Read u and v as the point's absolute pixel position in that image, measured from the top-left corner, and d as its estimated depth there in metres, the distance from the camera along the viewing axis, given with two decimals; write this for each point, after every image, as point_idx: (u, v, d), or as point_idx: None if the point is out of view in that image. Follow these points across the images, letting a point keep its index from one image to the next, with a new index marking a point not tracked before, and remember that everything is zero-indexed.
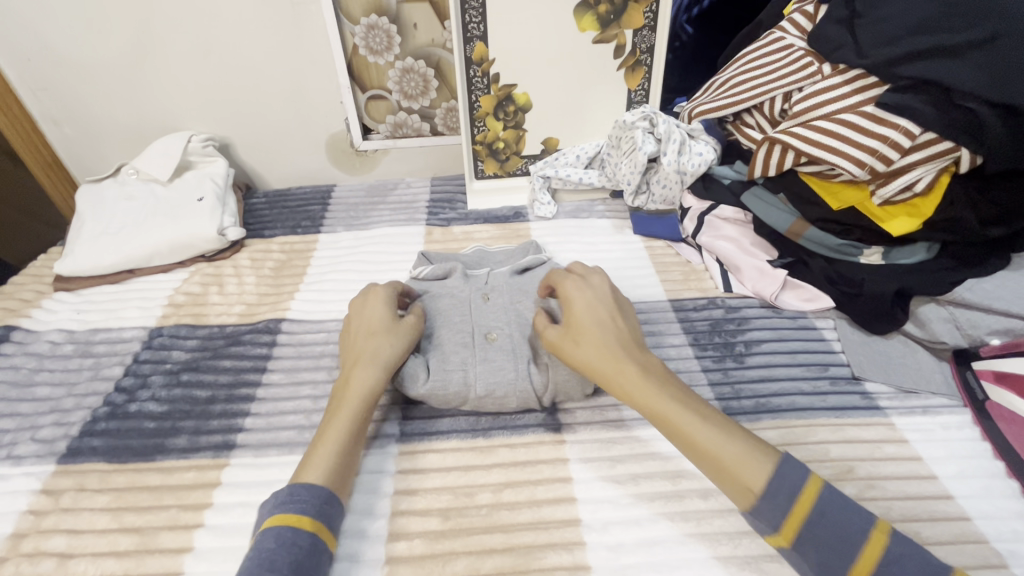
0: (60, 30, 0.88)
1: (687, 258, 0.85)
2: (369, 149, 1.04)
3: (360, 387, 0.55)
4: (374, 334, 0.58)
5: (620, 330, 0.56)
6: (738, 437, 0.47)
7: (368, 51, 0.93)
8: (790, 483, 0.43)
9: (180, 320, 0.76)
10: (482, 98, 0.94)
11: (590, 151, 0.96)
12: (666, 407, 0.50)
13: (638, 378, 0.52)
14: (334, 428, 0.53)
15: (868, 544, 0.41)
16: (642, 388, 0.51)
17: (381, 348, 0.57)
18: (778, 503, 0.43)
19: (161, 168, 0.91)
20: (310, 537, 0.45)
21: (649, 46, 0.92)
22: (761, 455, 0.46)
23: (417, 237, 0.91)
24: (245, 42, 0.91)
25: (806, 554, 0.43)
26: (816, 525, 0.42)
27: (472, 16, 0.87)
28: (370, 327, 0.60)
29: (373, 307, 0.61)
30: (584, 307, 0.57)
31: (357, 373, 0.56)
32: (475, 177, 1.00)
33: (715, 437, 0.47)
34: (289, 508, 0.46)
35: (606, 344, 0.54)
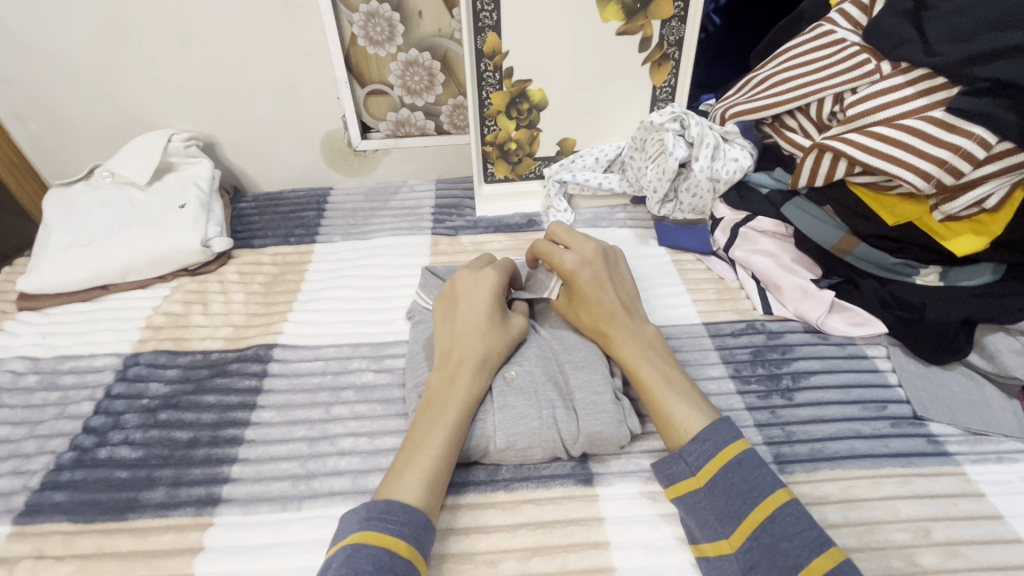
0: (20, 11, 0.78)
1: (720, 274, 0.78)
2: (368, 148, 0.95)
3: (468, 390, 0.52)
4: (485, 332, 0.55)
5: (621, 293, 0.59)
6: (693, 399, 0.52)
7: (367, 42, 0.84)
8: (719, 437, 0.47)
9: (159, 345, 0.68)
10: (493, 95, 0.86)
11: (611, 154, 0.89)
12: (643, 363, 0.54)
13: (626, 332, 0.57)
14: (440, 430, 0.49)
15: (769, 498, 0.43)
16: (628, 345, 0.56)
17: (490, 347, 0.55)
18: (705, 448, 0.47)
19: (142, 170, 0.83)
20: (406, 564, 0.41)
21: (678, 39, 0.83)
22: (706, 414, 0.50)
23: (422, 248, 0.83)
24: (229, 28, 0.81)
25: (712, 502, 0.45)
26: (730, 474, 0.45)
27: (484, 4, 0.78)
28: (476, 321, 0.56)
29: (483, 297, 0.58)
30: (595, 271, 0.59)
31: (463, 373, 0.53)
32: (485, 180, 0.92)
33: (672, 390, 0.52)
34: (387, 529, 0.42)
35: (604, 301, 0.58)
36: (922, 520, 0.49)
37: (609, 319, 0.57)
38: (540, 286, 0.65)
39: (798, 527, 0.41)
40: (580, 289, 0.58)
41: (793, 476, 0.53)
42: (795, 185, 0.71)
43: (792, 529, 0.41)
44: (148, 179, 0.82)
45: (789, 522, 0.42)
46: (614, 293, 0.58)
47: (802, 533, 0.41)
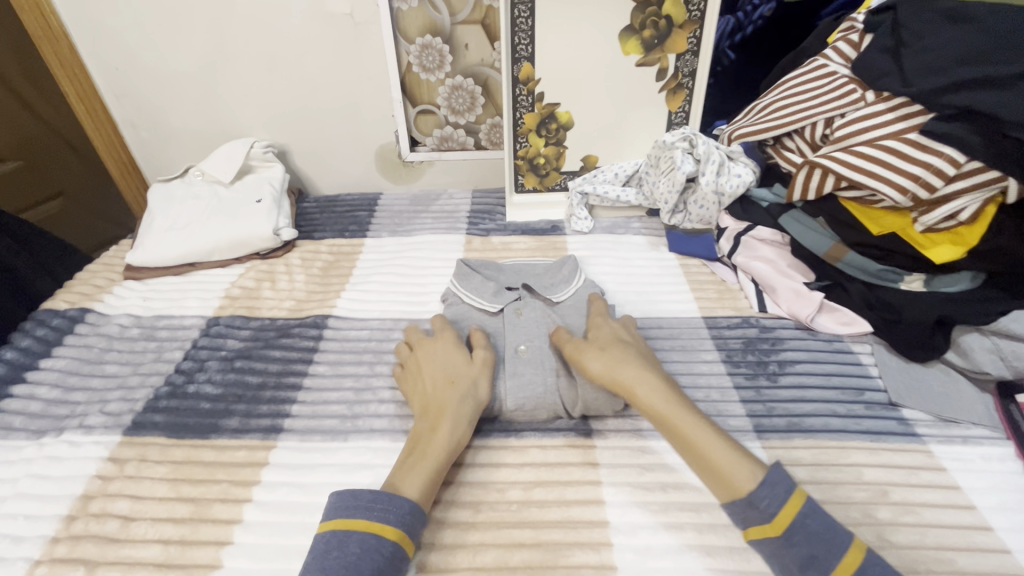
0: (139, 40, 0.94)
1: (722, 278, 0.86)
2: (415, 160, 1.08)
3: (446, 437, 0.55)
4: (455, 384, 0.59)
5: (634, 347, 0.62)
6: (736, 448, 0.52)
7: (421, 69, 0.98)
8: (785, 482, 0.47)
9: (235, 311, 0.81)
10: (526, 115, 0.98)
11: (629, 170, 1.00)
12: (677, 415, 0.54)
13: (650, 383, 0.57)
14: (425, 470, 0.52)
15: (854, 548, 0.44)
16: (656, 396, 0.56)
17: (465, 397, 0.58)
18: (773, 491, 0.47)
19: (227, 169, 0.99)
20: (392, 545, 0.46)
21: (691, 70, 0.94)
22: (754, 463, 0.50)
23: (457, 245, 0.95)
24: (307, 57, 0.96)
25: (792, 550, 0.45)
26: (808, 522, 0.45)
27: (522, 38, 0.91)
28: (446, 375, 0.60)
29: (445, 355, 0.62)
30: (611, 329, 0.65)
31: (445, 423, 0.56)
32: (516, 190, 1.04)
33: (718, 440, 0.52)
34: (370, 515, 0.47)
35: (624, 353, 0.60)
36: (883, 484, 0.56)
37: (631, 368, 0.58)
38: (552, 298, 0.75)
39: None
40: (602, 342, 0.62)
41: (769, 442, 0.60)
42: (790, 198, 0.80)
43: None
44: (231, 178, 0.98)
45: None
46: (631, 348, 0.61)
47: None
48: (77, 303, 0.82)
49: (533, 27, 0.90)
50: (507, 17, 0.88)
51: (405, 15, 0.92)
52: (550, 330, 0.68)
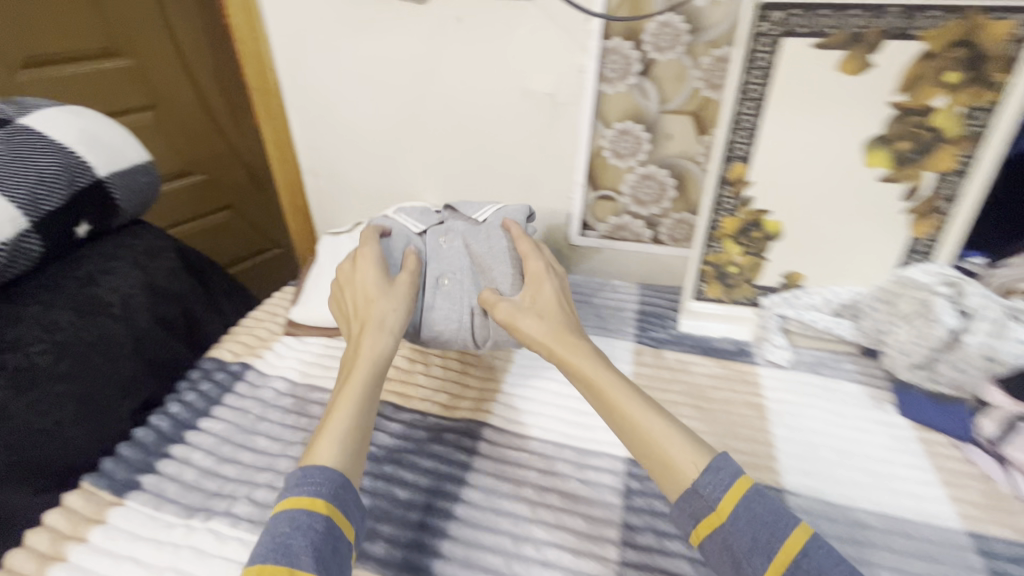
0: (342, 98, 0.96)
1: (986, 471, 0.65)
2: (582, 244, 1.00)
3: (371, 349, 0.64)
4: (375, 300, 0.69)
5: (570, 314, 0.71)
6: (675, 426, 0.56)
7: (611, 154, 0.90)
8: (730, 469, 0.50)
9: (387, 396, 0.76)
10: (725, 219, 0.85)
11: (844, 296, 0.84)
12: (610, 389, 0.60)
13: (578, 353, 0.65)
14: (352, 397, 0.59)
15: (797, 530, 0.45)
16: (583, 366, 0.63)
17: (382, 314, 0.68)
18: (718, 479, 0.49)
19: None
20: (325, 520, 0.48)
21: (952, 195, 0.76)
22: (701, 450, 0.53)
23: (625, 355, 0.84)
24: (496, 130, 0.92)
25: (737, 536, 0.46)
26: (751, 505, 0.47)
27: (741, 136, 0.79)
28: (371, 290, 0.70)
29: (364, 275, 0.72)
30: (548, 292, 0.72)
31: (367, 339, 0.65)
32: (694, 295, 0.91)
33: (648, 414, 0.57)
34: (301, 492, 0.49)
35: (560, 324, 0.69)
36: None
37: (559, 339, 0.66)
38: (488, 235, 0.79)
39: (832, 558, 0.44)
40: (540, 309, 0.70)
41: None
42: None
43: (826, 559, 0.43)
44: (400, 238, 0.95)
45: (823, 553, 0.44)
46: (560, 316, 0.70)
47: (838, 563, 0.43)
48: (241, 355, 0.82)
49: (757, 125, 0.78)
50: (730, 114, 0.77)
51: (609, 99, 0.84)
52: (469, 258, 0.78)
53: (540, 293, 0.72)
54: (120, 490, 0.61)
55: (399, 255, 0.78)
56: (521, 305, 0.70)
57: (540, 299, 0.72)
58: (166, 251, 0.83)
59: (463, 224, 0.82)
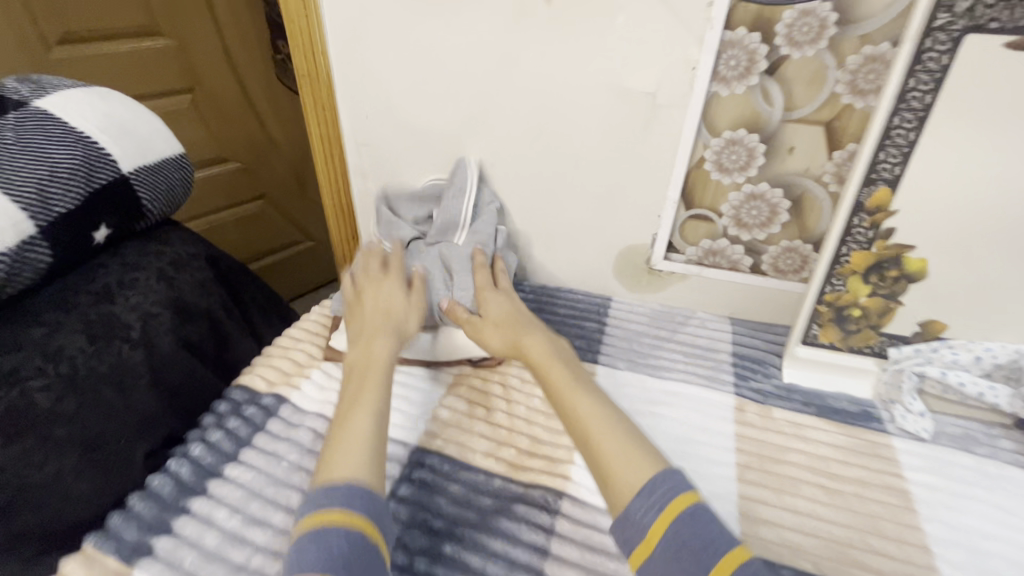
0: (400, 91, 0.84)
1: None
2: (665, 269, 0.86)
3: (382, 353, 0.66)
4: (388, 313, 0.72)
5: (525, 317, 0.73)
6: (631, 433, 0.55)
7: (715, 168, 0.76)
8: (673, 486, 0.48)
9: (444, 447, 0.64)
10: (854, 253, 0.71)
11: (1001, 356, 0.68)
12: (568, 393, 0.61)
13: (539, 353, 0.67)
14: (362, 401, 0.59)
15: (729, 554, 0.44)
16: (540, 367, 0.65)
17: (391, 323, 0.71)
18: (652, 501, 0.47)
19: (455, 229, 0.84)
20: (358, 533, 0.46)
21: None
22: (654, 464, 0.51)
23: (724, 410, 0.70)
24: (577, 134, 0.79)
25: (670, 563, 0.44)
26: (681, 529, 0.45)
27: (890, 155, 0.64)
28: (382, 305, 0.73)
29: (383, 291, 0.74)
30: (505, 300, 0.75)
31: (378, 343, 0.67)
32: (803, 340, 0.76)
33: (605, 417, 0.57)
34: (330, 507, 0.47)
35: (516, 325, 0.71)
36: None
37: (517, 341, 0.69)
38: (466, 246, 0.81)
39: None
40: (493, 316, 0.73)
41: None
42: None
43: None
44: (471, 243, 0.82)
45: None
46: (523, 319, 0.72)
47: None
48: (275, 384, 0.71)
49: (914, 144, 0.63)
50: (880, 127, 0.63)
51: (721, 102, 0.71)
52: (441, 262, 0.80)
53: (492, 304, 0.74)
54: (130, 558, 0.51)
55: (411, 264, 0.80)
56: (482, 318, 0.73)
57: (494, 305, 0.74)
58: (195, 262, 0.74)
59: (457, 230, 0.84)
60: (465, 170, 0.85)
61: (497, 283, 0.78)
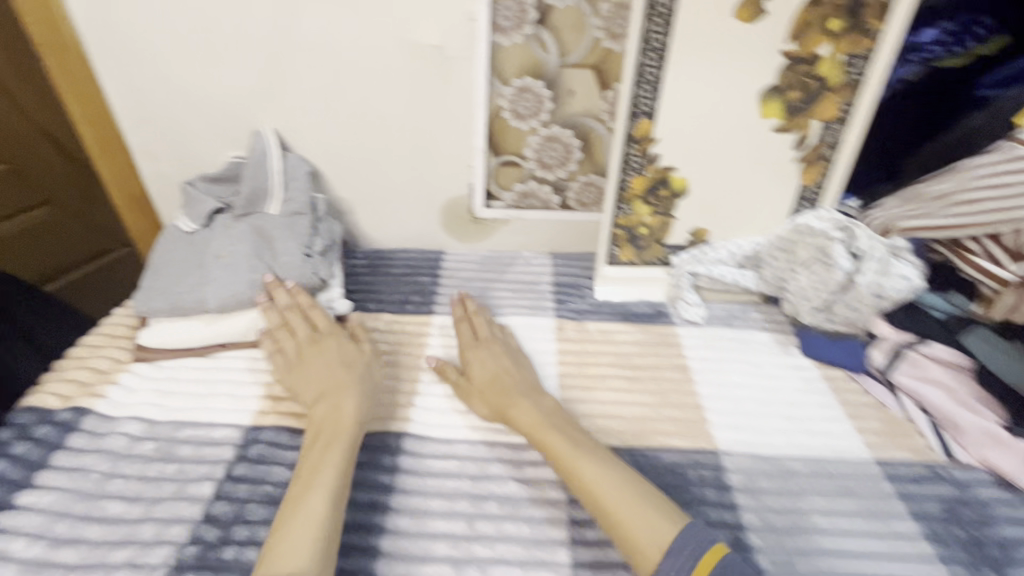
0: (175, 58, 0.77)
1: (879, 399, 0.70)
2: (487, 217, 0.92)
3: (347, 415, 0.59)
4: (352, 367, 0.64)
5: (507, 357, 0.68)
6: (630, 486, 0.53)
7: (512, 115, 0.82)
8: (693, 542, 0.48)
9: (281, 419, 0.63)
10: (634, 179, 0.82)
11: (747, 249, 0.85)
12: (575, 442, 0.57)
13: (508, 397, 0.62)
14: (316, 480, 0.52)
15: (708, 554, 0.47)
16: (517, 410, 0.61)
17: (367, 377, 0.64)
18: (682, 560, 0.47)
19: (266, 198, 0.79)
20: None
21: (835, 142, 0.80)
22: (666, 519, 0.50)
23: (546, 332, 0.78)
24: (379, 92, 0.80)
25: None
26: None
27: (645, 90, 0.75)
28: (336, 359, 0.65)
29: (340, 345, 0.67)
30: (501, 333, 0.72)
31: (347, 400, 0.60)
32: (608, 261, 0.88)
33: (596, 462, 0.55)
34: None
35: (496, 372, 0.65)
36: None
37: (496, 391, 0.63)
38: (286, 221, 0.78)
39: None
40: (471, 368, 0.67)
41: None
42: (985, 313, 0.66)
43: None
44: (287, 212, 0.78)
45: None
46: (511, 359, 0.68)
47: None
48: (72, 399, 0.64)
49: (661, 79, 0.75)
50: (633, 65, 0.73)
51: (504, 52, 0.76)
52: (254, 234, 0.76)
53: (475, 364, 0.67)
54: None
55: (225, 266, 0.72)
56: (455, 373, 0.68)
57: (472, 355, 0.68)
58: None
59: (264, 203, 0.79)
60: (267, 141, 0.81)
61: (478, 335, 0.73)
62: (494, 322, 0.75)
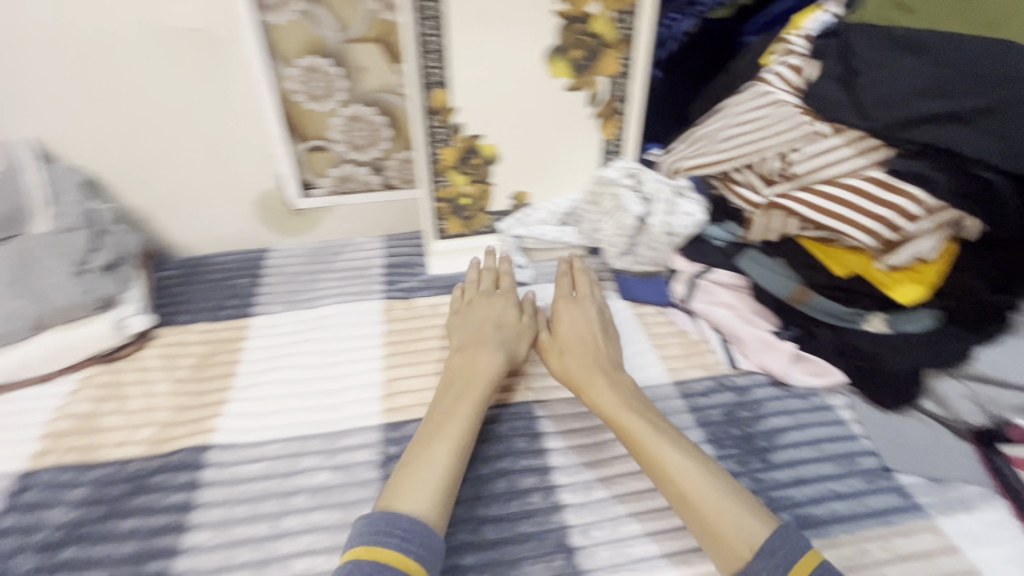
0: None
1: (681, 326, 0.77)
2: (308, 207, 0.89)
3: (488, 367, 0.65)
4: (502, 329, 0.71)
5: (593, 325, 0.71)
6: (728, 489, 0.52)
7: (306, 98, 0.79)
8: (789, 547, 0.47)
9: (63, 457, 0.58)
10: (443, 151, 0.82)
11: (564, 207, 0.90)
12: (643, 434, 0.58)
13: (599, 385, 0.64)
14: (443, 440, 0.56)
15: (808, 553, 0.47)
16: (606, 405, 0.61)
17: (519, 334, 0.71)
18: (775, 562, 0.46)
19: (31, 219, 0.69)
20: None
21: (624, 95, 0.84)
22: (766, 520, 0.50)
23: (374, 316, 0.77)
24: (147, 86, 0.73)
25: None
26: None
27: (432, 61, 0.75)
28: (495, 321, 0.72)
29: (488, 305, 0.74)
30: (563, 285, 0.78)
31: (483, 359, 0.65)
32: (437, 236, 0.89)
33: (675, 455, 0.55)
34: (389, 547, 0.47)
35: (584, 345, 0.69)
36: None
37: (578, 372, 0.66)
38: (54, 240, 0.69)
39: None
40: (563, 334, 0.71)
41: None
42: (750, 238, 0.74)
43: None
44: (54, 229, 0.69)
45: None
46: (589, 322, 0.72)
47: None
48: None
49: (445, 48, 0.74)
50: (413, 35, 0.72)
51: (278, 31, 0.72)
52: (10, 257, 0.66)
53: (563, 321, 0.72)
54: None
55: None
56: (554, 338, 0.71)
57: (563, 320, 0.73)
58: None
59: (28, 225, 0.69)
60: (19, 152, 0.71)
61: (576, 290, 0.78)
62: (595, 284, 0.79)
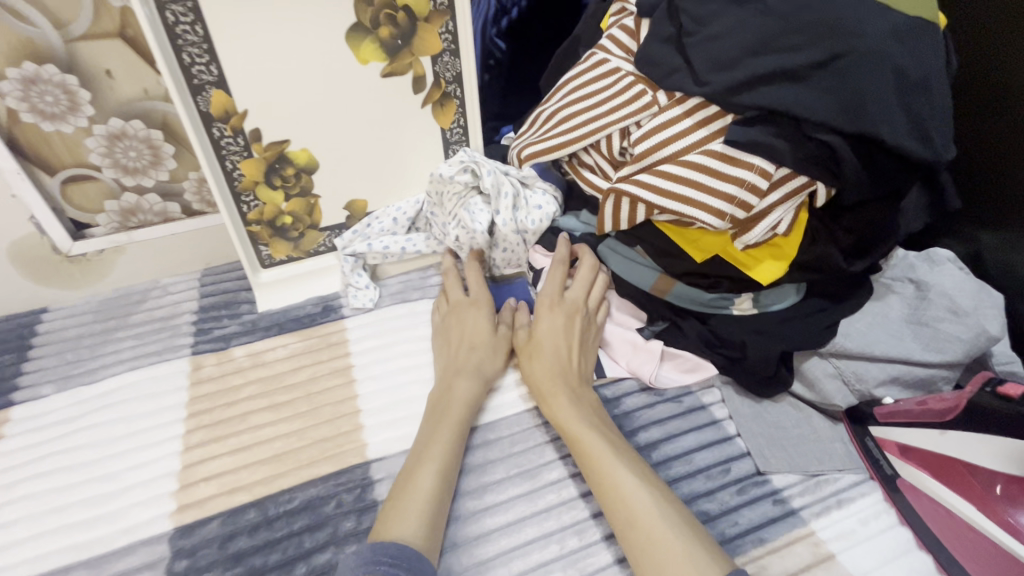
0: None
1: None
2: (86, 252, 0.72)
3: (463, 396, 0.57)
4: (477, 346, 0.62)
5: (574, 330, 0.62)
6: (684, 527, 0.45)
7: (39, 118, 0.63)
8: None
9: None
10: (242, 164, 0.67)
11: (410, 211, 0.76)
12: (597, 450, 0.51)
13: (570, 397, 0.56)
14: (426, 467, 0.50)
15: None
16: (565, 419, 0.54)
17: (503, 346, 0.63)
18: None
19: None
20: None
21: (456, 74, 0.72)
22: (718, 563, 0.42)
23: (177, 379, 0.63)
24: None
25: None
26: None
27: (195, 55, 0.59)
28: (470, 339, 0.62)
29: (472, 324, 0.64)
30: (555, 267, 0.66)
31: (460, 384, 0.58)
32: (261, 266, 0.74)
33: (635, 484, 0.48)
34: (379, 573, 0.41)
35: (563, 350, 0.60)
36: None
37: (546, 381, 0.58)
38: None
39: None
40: (535, 334, 0.61)
41: None
42: (602, 230, 0.65)
43: None
44: None
45: None
46: (563, 313, 0.62)
47: None
48: None
49: (207, 36, 0.59)
50: (154, 23, 0.56)
51: None
52: None
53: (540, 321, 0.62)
54: None
55: None
56: (529, 340, 0.62)
57: (541, 317, 0.62)
58: None
59: None
60: None
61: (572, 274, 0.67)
62: (597, 266, 0.67)
